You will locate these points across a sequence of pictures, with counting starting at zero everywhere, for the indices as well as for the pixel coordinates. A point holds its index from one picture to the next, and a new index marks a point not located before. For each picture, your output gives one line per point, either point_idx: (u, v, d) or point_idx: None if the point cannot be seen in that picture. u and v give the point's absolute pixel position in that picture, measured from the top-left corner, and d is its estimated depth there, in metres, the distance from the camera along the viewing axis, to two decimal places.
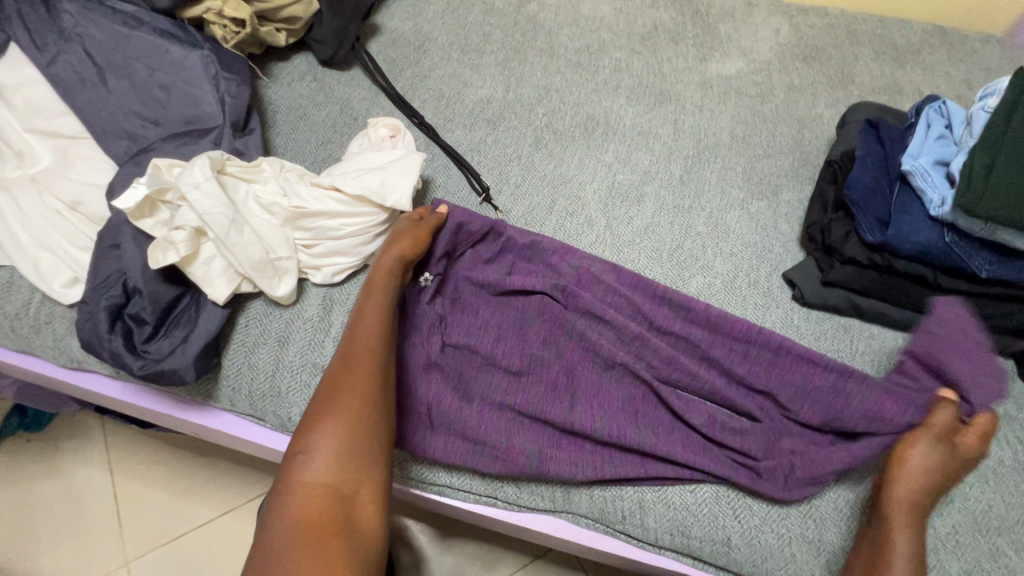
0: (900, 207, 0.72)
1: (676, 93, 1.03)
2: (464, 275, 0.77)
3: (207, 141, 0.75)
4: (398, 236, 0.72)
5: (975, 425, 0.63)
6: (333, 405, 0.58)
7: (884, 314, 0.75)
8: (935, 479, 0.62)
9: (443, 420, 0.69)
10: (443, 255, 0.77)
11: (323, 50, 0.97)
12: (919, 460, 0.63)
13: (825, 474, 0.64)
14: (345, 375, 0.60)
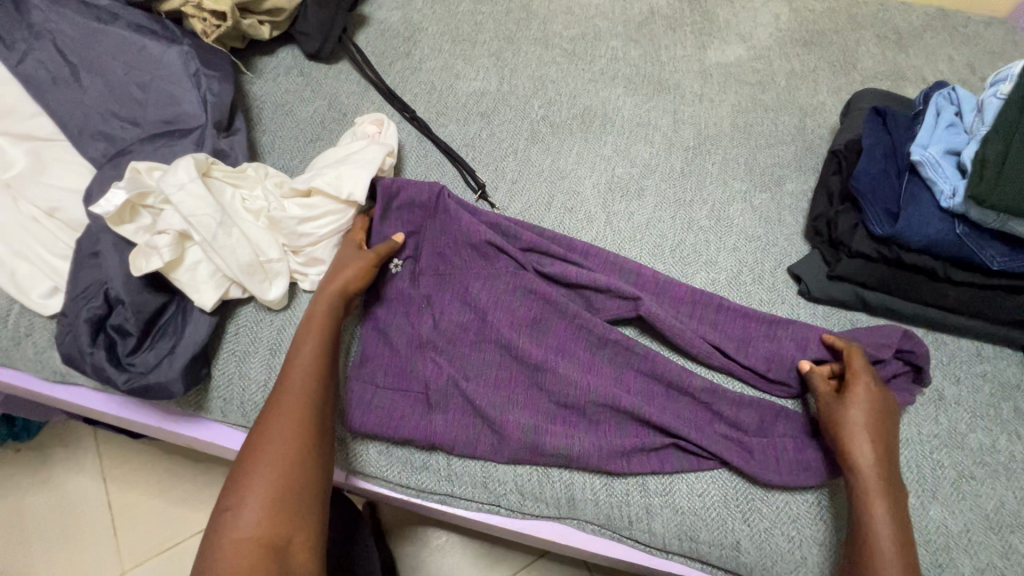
0: (910, 197, 0.70)
1: (675, 82, 1.00)
2: (431, 250, 0.74)
3: (188, 142, 0.72)
4: (340, 265, 0.67)
5: (853, 361, 0.65)
6: (261, 450, 0.54)
7: (891, 308, 0.74)
8: (874, 432, 0.60)
9: (440, 399, 0.67)
10: (405, 236, 0.74)
11: (309, 44, 0.93)
12: (846, 423, 0.61)
13: (818, 460, 0.63)
14: (275, 419, 0.57)
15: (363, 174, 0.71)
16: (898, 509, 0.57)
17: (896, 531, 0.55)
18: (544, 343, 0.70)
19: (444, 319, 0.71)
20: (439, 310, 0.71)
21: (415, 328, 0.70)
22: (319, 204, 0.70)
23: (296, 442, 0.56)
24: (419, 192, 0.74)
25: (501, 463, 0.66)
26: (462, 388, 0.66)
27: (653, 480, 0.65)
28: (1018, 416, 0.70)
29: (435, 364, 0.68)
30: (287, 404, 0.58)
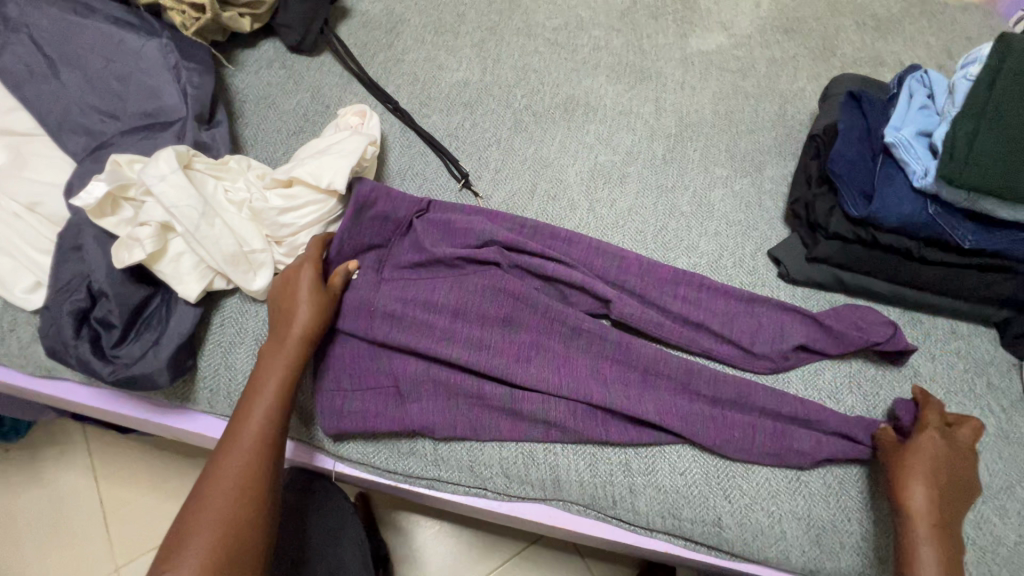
0: (884, 179, 0.71)
1: (657, 71, 1.01)
2: (395, 260, 0.74)
3: (169, 134, 0.72)
4: (291, 311, 0.65)
5: (928, 410, 0.64)
6: (207, 499, 0.55)
7: (868, 289, 0.75)
8: (933, 480, 0.59)
9: (411, 389, 0.67)
10: (367, 248, 0.73)
11: (290, 36, 0.93)
12: (908, 469, 0.60)
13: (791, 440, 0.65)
14: (216, 488, 0.55)
15: (343, 163, 0.71)
16: (950, 557, 0.56)
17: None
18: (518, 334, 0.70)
19: (416, 315, 0.69)
20: (401, 308, 0.69)
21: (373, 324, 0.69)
22: (300, 194, 0.70)
23: (239, 515, 0.55)
24: (396, 202, 0.74)
25: (484, 445, 0.67)
26: (435, 377, 0.67)
27: (636, 461, 0.66)
28: (991, 392, 0.72)
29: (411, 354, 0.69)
30: (231, 473, 0.56)
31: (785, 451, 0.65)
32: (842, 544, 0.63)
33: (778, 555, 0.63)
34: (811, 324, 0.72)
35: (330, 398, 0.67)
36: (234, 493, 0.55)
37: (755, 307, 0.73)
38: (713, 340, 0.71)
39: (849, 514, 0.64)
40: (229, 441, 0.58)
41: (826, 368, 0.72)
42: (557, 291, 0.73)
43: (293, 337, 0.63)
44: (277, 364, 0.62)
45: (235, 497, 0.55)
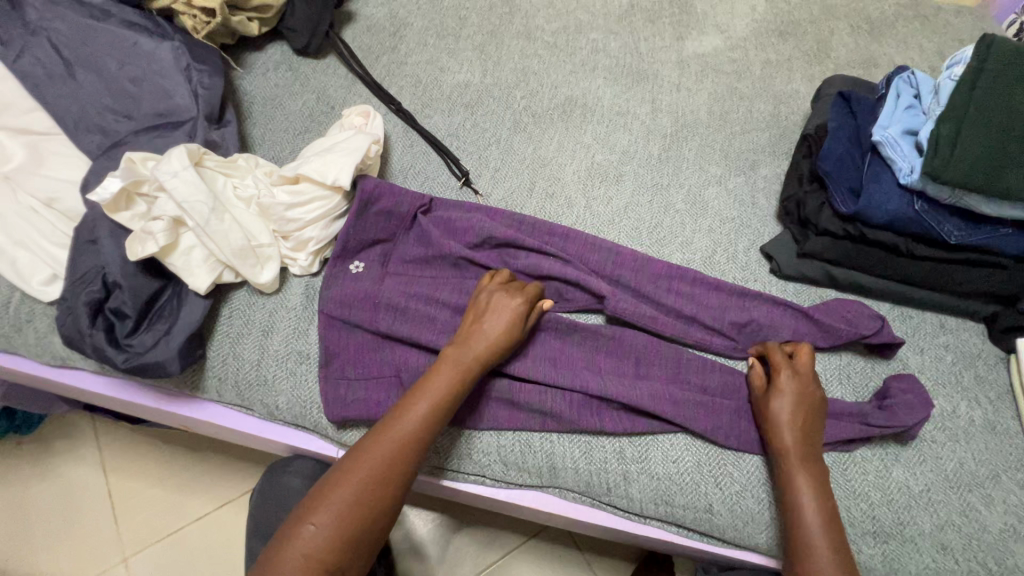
0: (871, 176, 0.73)
1: (654, 73, 1.03)
2: (398, 257, 0.77)
3: (180, 134, 0.75)
4: (487, 329, 0.66)
5: (774, 352, 0.69)
6: (358, 474, 0.57)
7: (857, 284, 0.77)
8: (797, 419, 0.63)
9: (411, 378, 0.69)
10: (373, 245, 0.76)
11: (297, 39, 0.96)
12: (774, 411, 0.64)
13: None
14: (357, 473, 0.57)
15: (348, 160, 0.73)
16: (821, 482, 0.61)
17: (819, 504, 0.59)
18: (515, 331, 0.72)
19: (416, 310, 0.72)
20: (401, 303, 0.72)
21: (375, 318, 0.71)
22: (307, 190, 0.72)
23: (369, 503, 0.56)
24: (401, 202, 0.76)
25: (483, 433, 0.69)
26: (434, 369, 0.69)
27: (630, 449, 0.68)
28: (978, 384, 0.73)
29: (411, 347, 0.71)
30: (377, 461, 0.58)
31: None
32: None
33: (767, 540, 0.65)
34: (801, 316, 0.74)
35: (333, 387, 0.69)
36: (373, 480, 0.57)
37: (747, 302, 0.75)
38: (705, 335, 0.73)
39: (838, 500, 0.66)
40: (384, 425, 0.60)
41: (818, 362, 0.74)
42: (553, 289, 0.76)
43: (464, 349, 0.65)
44: (441, 372, 0.63)
45: (372, 487, 0.57)
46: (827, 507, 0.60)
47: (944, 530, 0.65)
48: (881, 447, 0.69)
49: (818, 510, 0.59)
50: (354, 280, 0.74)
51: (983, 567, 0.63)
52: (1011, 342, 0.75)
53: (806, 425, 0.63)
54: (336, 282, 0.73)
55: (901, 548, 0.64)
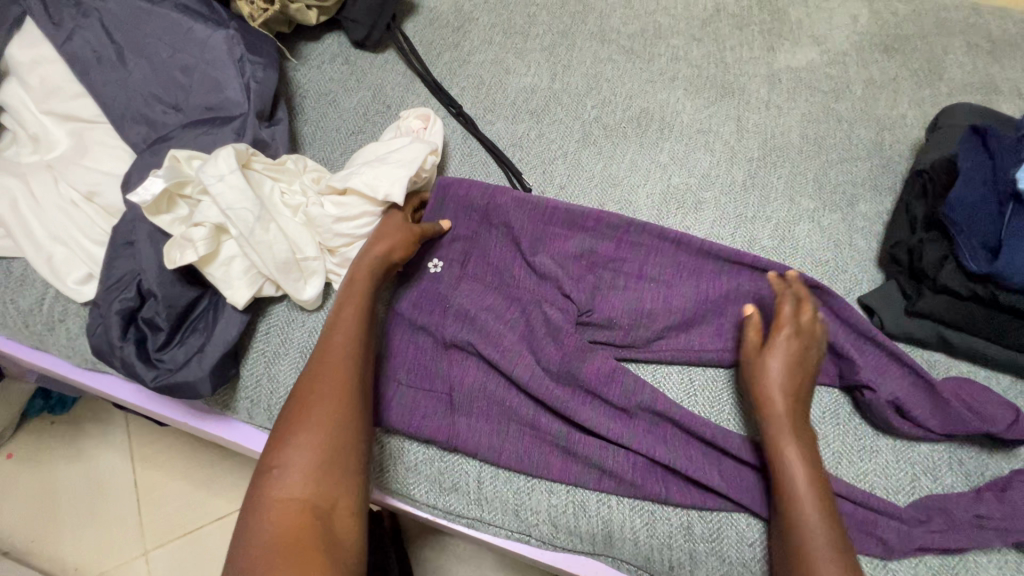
0: (1014, 232, 0.62)
1: (740, 87, 0.93)
2: (479, 258, 0.72)
3: (228, 130, 0.69)
4: (382, 233, 0.64)
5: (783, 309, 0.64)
6: (304, 409, 0.53)
7: (978, 352, 0.66)
8: (790, 378, 0.59)
9: (464, 401, 0.64)
10: (454, 241, 0.72)
11: (356, 31, 0.89)
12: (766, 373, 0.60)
13: (876, 525, 0.57)
14: (307, 405, 0.54)
15: (402, 172, 0.66)
16: (808, 450, 0.56)
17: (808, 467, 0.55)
18: (599, 354, 0.64)
19: (482, 324, 0.66)
20: (472, 312, 0.67)
21: (443, 323, 0.67)
22: (355, 203, 0.66)
23: (333, 425, 0.53)
24: (481, 195, 0.72)
25: (533, 488, 0.62)
26: (486, 397, 0.64)
27: (699, 525, 0.59)
28: None
29: (466, 365, 0.65)
30: (335, 389, 0.54)
31: (863, 535, 0.57)
32: None
33: None
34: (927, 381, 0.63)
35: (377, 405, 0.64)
36: (336, 413, 0.53)
37: (866, 345, 0.66)
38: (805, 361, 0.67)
39: None
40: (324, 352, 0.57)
41: (941, 465, 0.62)
42: (637, 305, 0.69)
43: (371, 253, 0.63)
44: (360, 279, 0.62)
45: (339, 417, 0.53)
46: (818, 474, 0.55)
47: None
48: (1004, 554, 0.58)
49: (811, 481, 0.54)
50: (430, 278, 0.71)
51: None
52: None
53: (800, 385, 0.60)
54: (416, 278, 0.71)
55: None
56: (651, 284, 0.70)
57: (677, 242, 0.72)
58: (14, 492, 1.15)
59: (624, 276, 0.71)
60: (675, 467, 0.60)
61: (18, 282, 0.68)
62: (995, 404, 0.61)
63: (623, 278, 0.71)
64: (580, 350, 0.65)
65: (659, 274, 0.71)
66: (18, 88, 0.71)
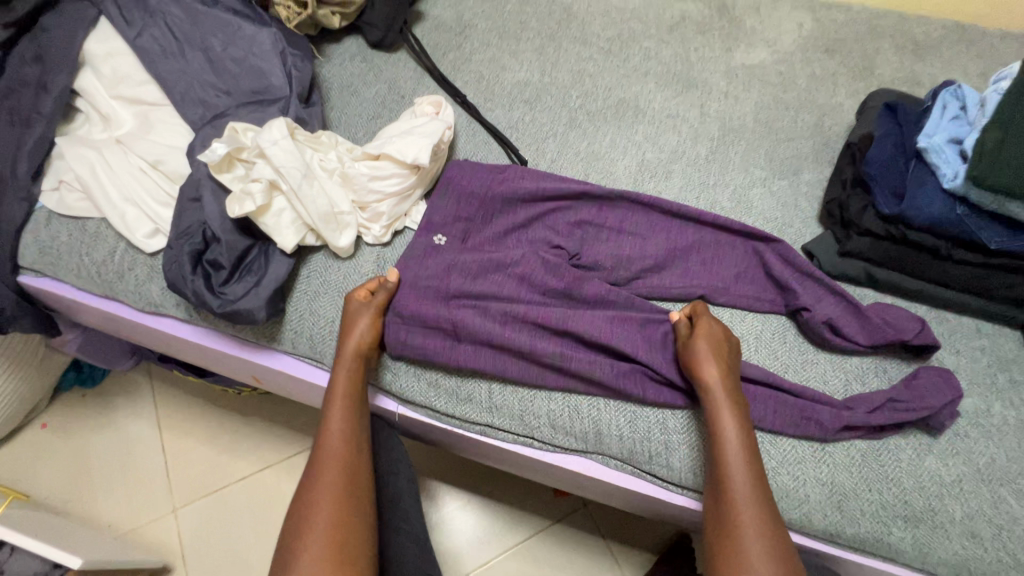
0: (915, 181, 0.77)
1: (702, 80, 1.09)
2: (480, 227, 0.84)
3: (274, 110, 0.82)
4: (354, 321, 0.73)
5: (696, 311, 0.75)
6: (312, 506, 0.62)
7: (896, 284, 0.81)
8: (717, 356, 0.69)
9: (469, 334, 0.74)
10: (456, 220, 0.83)
11: (373, 33, 1.04)
12: (697, 349, 0.69)
13: (815, 416, 0.70)
14: (317, 501, 0.62)
15: (425, 141, 0.80)
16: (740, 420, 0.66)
17: (742, 436, 0.65)
18: (590, 285, 0.77)
19: (489, 273, 0.78)
20: (474, 268, 0.78)
21: (448, 277, 0.77)
22: (385, 167, 0.79)
23: (342, 513, 0.62)
24: (480, 183, 0.85)
25: (535, 397, 0.74)
26: (485, 335, 0.73)
27: (672, 420, 0.73)
28: (1013, 386, 0.76)
29: (469, 310, 0.75)
30: (331, 483, 0.64)
31: (805, 424, 0.70)
32: (863, 510, 0.69)
33: (801, 516, 0.69)
34: (854, 304, 0.77)
35: (401, 332, 0.75)
36: (334, 506, 0.62)
37: (805, 279, 0.80)
38: (757, 297, 0.81)
39: (870, 482, 0.69)
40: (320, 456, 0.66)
41: (867, 372, 0.76)
42: (617, 253, 0.82)
43: (347, 352, 0.72)
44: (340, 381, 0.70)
45: (338, 505, 0.62)
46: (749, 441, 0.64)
47: (974, 518, 0.68)
48: (914, 437, 0.72)
49: (744, 453, 0.64)
50: (435, 250, 0.80)
51: (1011, 558, 0.67)
52: None
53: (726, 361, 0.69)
54: (422, 251, 0.80)
55: (929, 532, 0.68)
56: (628, 237, 0.84)
57: (648, 203, 0.86)
58: (49, 458, 1.23)
59: (605, 230, 0.85)
60: (651, 375, 0.72)
61: (92, 237, 0.80)
62: (904, 317, 0.75)
63: (605, 233, 0.85)
64: (573, 283, 0.77)
65: (634, 229, 0.85)
66: (91, 75, 0.84)
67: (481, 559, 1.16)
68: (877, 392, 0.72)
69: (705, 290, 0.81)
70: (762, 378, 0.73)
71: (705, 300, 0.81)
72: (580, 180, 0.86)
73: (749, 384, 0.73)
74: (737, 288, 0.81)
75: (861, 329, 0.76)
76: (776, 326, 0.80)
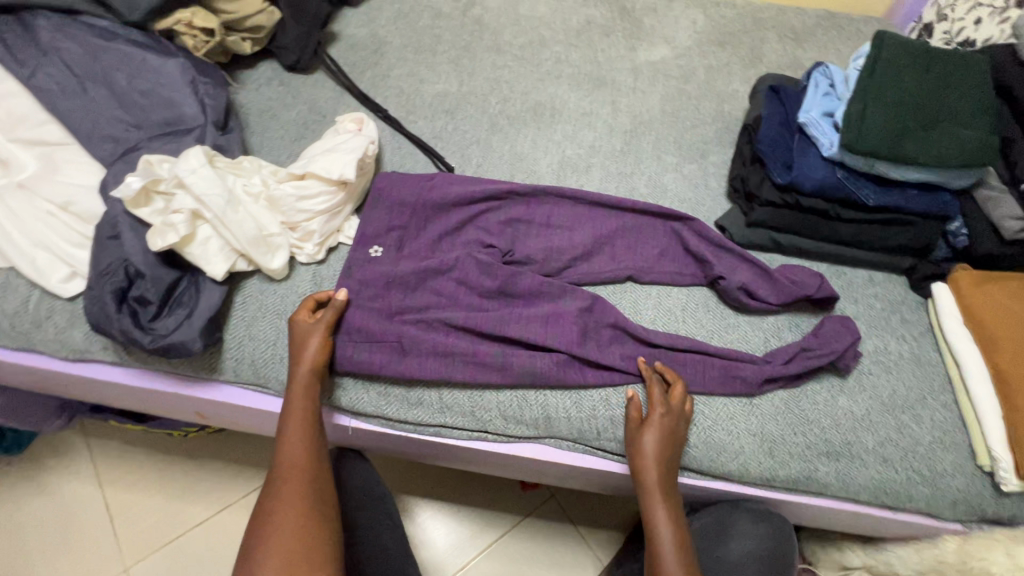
0: (801, 152, 0.86)
1: (611, 79, 1.16)
2: (412, 234, 0.86)
3: (189, 139, 0.82)
4: (303, 341, 0.72)
5: (652, 392, 0.73)
6: (270, 524, 0.61)
7: (799, 245, 0.89)
8: (661, 458, 0.70)
9: (412, 344, 0.75)
10: (389, 231, 0.85)
11: (287, 57, 1.05)
12: (640, 446, 0.71)
13: (740, 373, 0.77)
14: (273, 519, 0.61)
15: (350, 157, 0.82)
16: (675, 520, 0.70)
17: (673, 533, 0.69)
18: (525, 277, 0.81)
19: (427, 282, 0.80)
20: (412, 280, 0.79)
21: (388, 292, 0.79)
22: (311, 185, 0.80)
23: (301, 528, 0.61)
24: (410, 195, 0.87)
25: (484, 393, 0.77)
26: (430, 345, 0.75)
27: (615, 395, 0.77)
28: (904, 325, 0.86)
29: (411, 325, 0.77)
30: (291, 504, 0.63)
31: (732, 381, 0.77)
32: (792, 453, 0.75)
33: (739, 466, 0.75)
34: (764, 269, 0.85)
35: (344, 347, 0.75)
36: (295, 525, 0.61)
37: (720, 252, 0.87)
38: (679, 272, 0.87)
39: (794, 427, 0.76)
40: (279, 480, 0.65)
41: (782, 328, 0.84)
42: (547, 246, 0.86)
43: (301, 373, 0.70)
44: (296, 405, 0.69)
45: (302, 527, 0.61)
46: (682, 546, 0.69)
47: (884, 445, 0.77)
48: (828, 380, 0.80)
49: (674, 548, 0.68)
50: (372, 262, 0.82)
51: (918, 474, 0.75)
52: (927, 289, 0.89)
53: (668, 457, 0.71)
54: (360, 265, 0.81)
55: (849, 465, 0.75)
56: (556, 230, 0.89)
57: (571, 196, 0.91)
58: None
59: (534, 226, 0.89)
60: (591, 356, 0.77)
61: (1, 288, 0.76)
62: (807, 275, 0.83)
63: (535, 228, 0.89)
64: (508, 279, 0.80)
65: (562, 222, 0.89)
66: None
67: (457, 564, 1.16)
68: (790, 345, 0.80)
69: (632, 271, 0.86)
70: (690, 346, 0.79)
71: (633, 280, 0.87)
72: (504, 182, 0.90)
73: (679, 353, 0.79)
74: (661, 266, 0.87)
75: (773, 291, 0.83)
76: (699, 296, 0.86)
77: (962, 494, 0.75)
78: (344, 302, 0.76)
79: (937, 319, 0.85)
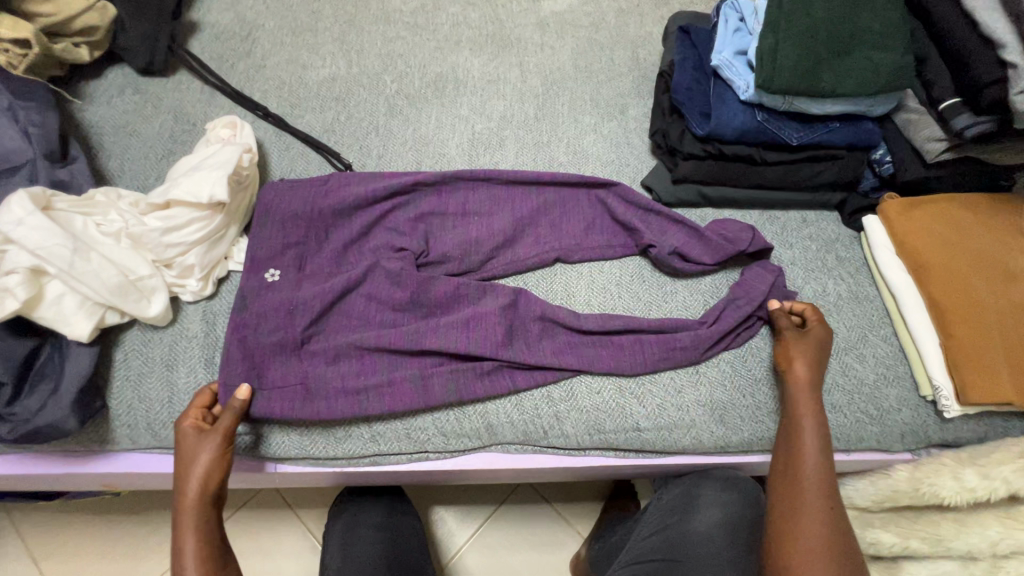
0: (718, 98, 0.80)
1: (516, 36, 1.05)
2: (312, 250, 0.76)
3: (20, 179, 0.69)
4: (189, 460, 0.61)
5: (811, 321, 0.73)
6: None
7: (728, 196, 0.85)
8: (814, 363, 0.70)
9: (324, 376, 0.68)
10: (284, 248, 0.75)
11: (137, 59, 0.90)
12: (794, 350, 0.71)
13: (680, 344, 0.73)
14: None
15: (219, 173, 0.70)
16: (821, 425, 0.67)
17: (819, 442, 0.66)
18: (441, 280, 0.74)
19: (336, 305, 0.72)
20: (315, 303, 0.71)
21: (293, 322, 0.70)
22: (179, 213, 0.69)
23: None
24: (303, 205, 0.76)
25: (416, 412, 0.71)
26: (343, 378, 0.68)
27: (555, 391, 0.72)
28: (840, 263, 0.84)
29: (323, 360, 0.69)
30: None
31: (673, 354, 0.73)
32: (743, 416, 0.73)
33: (692, 441, 0.72)
34: (694, 227, 0.80)
35: (259, 399, 0.66)
36: None
37: (649, 216, 0.82)
38: (609, 245, 0.82)
39: (743, 391, 0.74)
40: None
41: (721, 286, 0.80)
42: (465, 238, 0.79)
43: (189, 501, 0.60)
44: (187, 542, 0.60)
45: None
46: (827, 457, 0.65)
47: (832, 392, 0.75)
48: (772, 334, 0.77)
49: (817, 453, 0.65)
50: (269, 289, 0.72)
51: (865, 414, 0.75)
52: (859, 223, 0.86)
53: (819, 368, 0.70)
54: (254, 294, 0.71)
55: None
56: (473, 218, 0.81)
57: (484, 178, 0.82)
58: None
59: (448, 218, 0.81)
60: (518, 358, 0.71)
61: None
62: (734, 229, 0.80)
63: (450, 221, 0.81)
64: (423, 286, 0.73)
65: (479, 208, 0.82)
66: None
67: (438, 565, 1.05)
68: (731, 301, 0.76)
69: (559, 252, 0.80)
70: (625, 326, 0.74)
71: (562, 262, 0.81)
72: (407, 174, 0.81)
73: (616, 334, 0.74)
74: (589, 241, 0.82)
75: (706, 251, 0.79)
76: (634, 266, 0.82)
77: (908, 427, 0.75)
78: (245, 401, 0.64)
79: (870, 253, 0.84)
